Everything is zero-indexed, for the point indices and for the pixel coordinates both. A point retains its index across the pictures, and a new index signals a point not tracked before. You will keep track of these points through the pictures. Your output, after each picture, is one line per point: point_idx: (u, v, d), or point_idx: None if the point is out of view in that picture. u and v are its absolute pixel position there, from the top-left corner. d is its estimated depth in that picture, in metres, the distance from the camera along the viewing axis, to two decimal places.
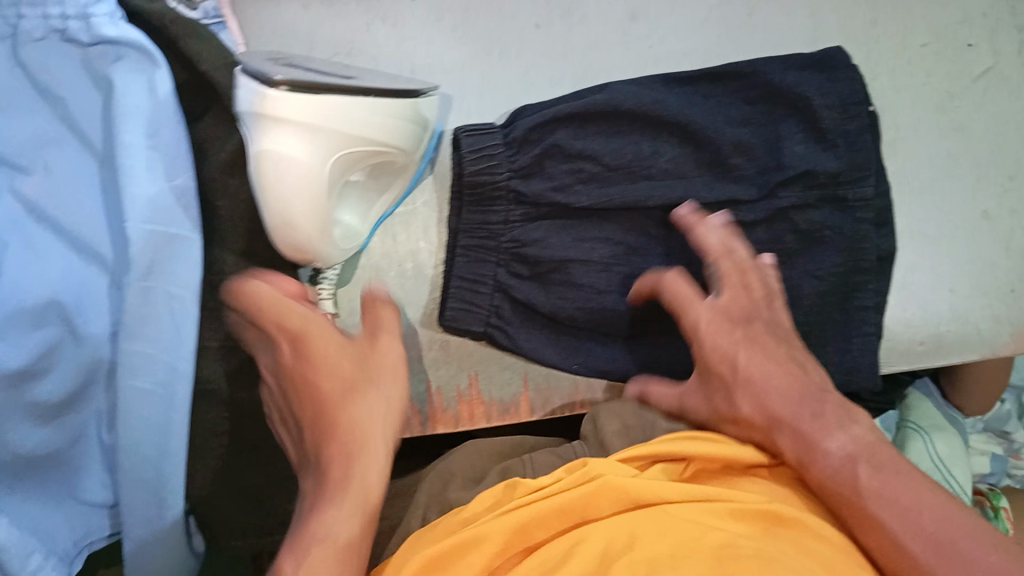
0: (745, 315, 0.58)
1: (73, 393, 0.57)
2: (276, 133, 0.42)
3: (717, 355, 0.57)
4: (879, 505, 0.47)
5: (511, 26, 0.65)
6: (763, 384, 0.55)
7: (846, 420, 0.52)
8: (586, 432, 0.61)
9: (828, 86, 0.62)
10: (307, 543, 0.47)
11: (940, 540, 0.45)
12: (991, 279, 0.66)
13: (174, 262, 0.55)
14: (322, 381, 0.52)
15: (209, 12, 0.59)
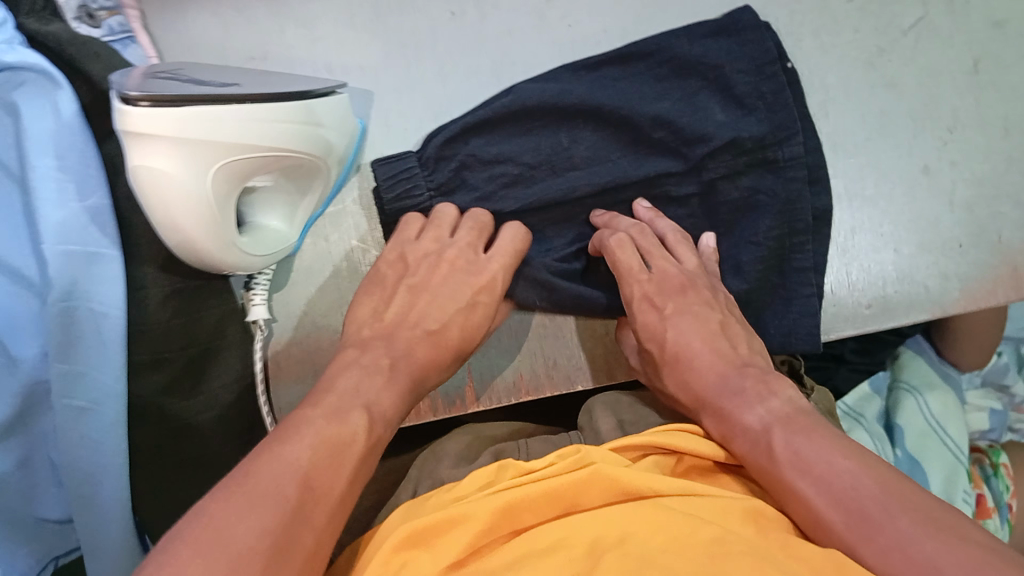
0: (677, 288, 0.59)
1: (14, 419, 0.57)
2: (140, 151, 0.42)
3: (648, 335, 0.58)
4: (796, 474, 0.46)
5: (424, 18, 0.64)
6: (693, 358, 0.56)
7: (767, 395, 0.52)
8: (586, 424, 0.62)
9: (739, 50, 0.62)
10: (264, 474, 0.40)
11: (853, 503, 0.43)
12: (937, 235, 0.65)
13: (97, 280, 0.55)
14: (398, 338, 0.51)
15: (115, 29, 0.60)
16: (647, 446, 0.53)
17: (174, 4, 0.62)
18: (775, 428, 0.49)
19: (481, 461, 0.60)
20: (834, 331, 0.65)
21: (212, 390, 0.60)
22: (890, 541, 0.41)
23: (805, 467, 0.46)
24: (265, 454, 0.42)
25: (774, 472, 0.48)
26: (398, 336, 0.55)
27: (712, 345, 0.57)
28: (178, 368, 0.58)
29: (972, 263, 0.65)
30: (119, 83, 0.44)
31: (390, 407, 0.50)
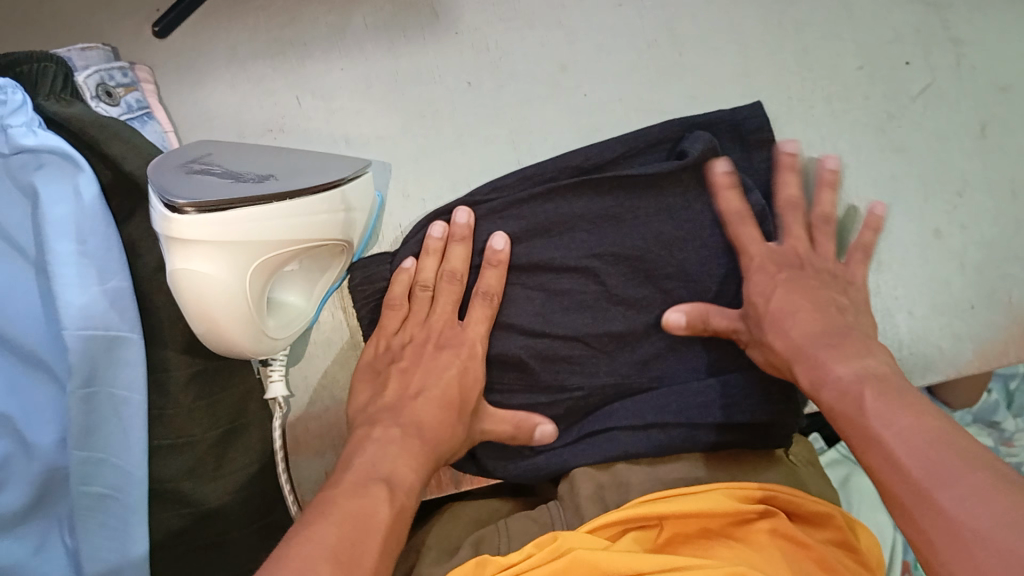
0: (797, 264, 0.59)
1: (31, 503, 0.57)
2: (186, 257, 0.42)
3: (757, 291, 0.57)
4: (880, 421, 0.44)
5: (442, 87, 0.65)
6: (791, 316, 0.55)
7: (862, 354, 0.50)
8: (563, 493, 0.59)
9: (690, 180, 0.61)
10: (326, 509, 0.46)
11: (919, 480, 0.40)
12: (948, 298, 0.66)
13: (117, 365, 0.54)
14: (419, 412, 0.56)
15: (133, 105, 0.59)
16: (623, 521, 0.55)
17: (190, 80, 0.64)
18: (868, 379, 0.47)
19: (462, 554, 0.57)
20: None
21: (233, 473, 0.59)
22: (898, 436, 0.43)
23: (870, 425, 0.45)
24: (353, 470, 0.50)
25: (857, 421, 0.46)
26: (404, 407, 0.56)
27: (819, 312, 0.55)
28: (200, 453, 0.57)
29: (985, 323, 0.65)
30: (152, 178, 0.44)
31: (410, 475, 0.52)
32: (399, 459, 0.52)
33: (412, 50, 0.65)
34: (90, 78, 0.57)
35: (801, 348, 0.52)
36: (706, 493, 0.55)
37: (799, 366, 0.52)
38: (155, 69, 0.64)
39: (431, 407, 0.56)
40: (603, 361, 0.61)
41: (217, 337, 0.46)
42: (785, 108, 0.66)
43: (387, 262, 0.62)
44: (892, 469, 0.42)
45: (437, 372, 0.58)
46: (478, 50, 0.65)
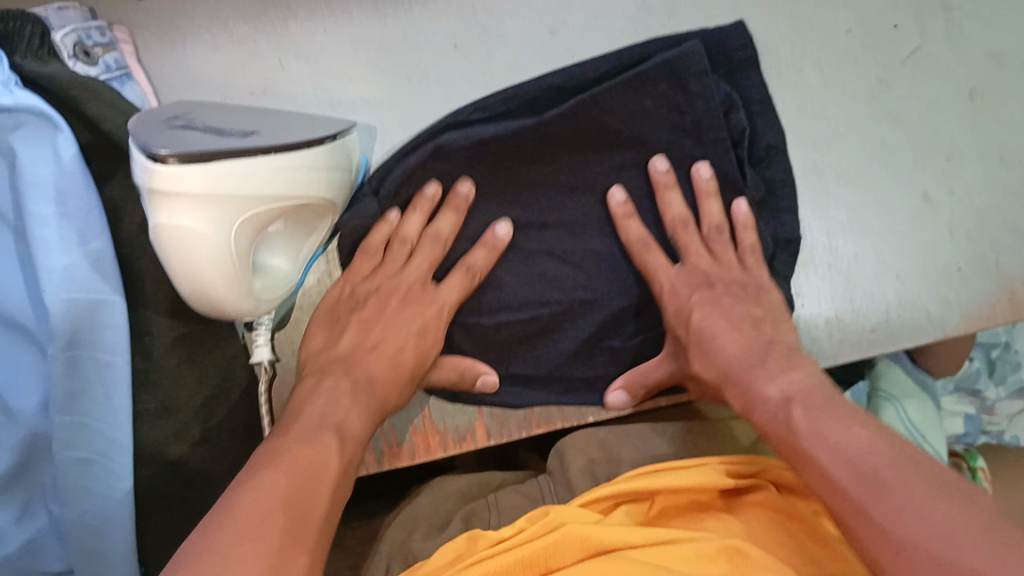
0: (705, 283, 0.60)
1: (13, 471, 0.56)
2: (169, 210, 0.41)
3: (677, 319, 0.60)
4: (813, 443, 0.47)
5: (427, 49, 0.64)
6: (716, 341, 0.57)
7: (788, 368, 0.53)
8: (555, 468, 0.64)
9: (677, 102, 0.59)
10: (273, 452, 0.47)
11: (869, 474, 0.44)
12: (937, 263, 0.66)
13: (101, 330, 0.53)
14: (369, 366, 0.57)
15: (112, 66, 0.58)
16: (616, 496, 0.56)
17: (169, 40, 0.63)
18: (794, 401, 0.50)
19: (453, 526, 0.62)
20: (840, 357, 0.66)
21: (218, 436, 0.59)
22: (834, 452, 0.46)
23: (821, 437, 0.47)
24: (317, 414, 0.51)
25: (790, 444, 0.49)
26: (356, 362, 0.57)
27: (738, 329, 0.57)
28: (187, 418, 0.57)
29: (972, 289, 0.66)
30: (134, 130, 0.43)
31: (360, 428, 0.52)
32: (355, 416, 0.53)
33: (393, 10, 0.63)
34: (67, 37, 0.56)
35: (724, 372, 0.56)
36: (698, 469, 0.57)
37: (732, 391, 0.55)
38: (133, 29, 0.62)
39: (381, 364, 0.57)
40: (582, 275, 0.63)
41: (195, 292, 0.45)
42: (775, 70, 0.66)
43: (375, 197, 0.59)
44: (824, 479, 0.46)
45: (400, 340, 0.59)
46: (460, 10, 0.64)
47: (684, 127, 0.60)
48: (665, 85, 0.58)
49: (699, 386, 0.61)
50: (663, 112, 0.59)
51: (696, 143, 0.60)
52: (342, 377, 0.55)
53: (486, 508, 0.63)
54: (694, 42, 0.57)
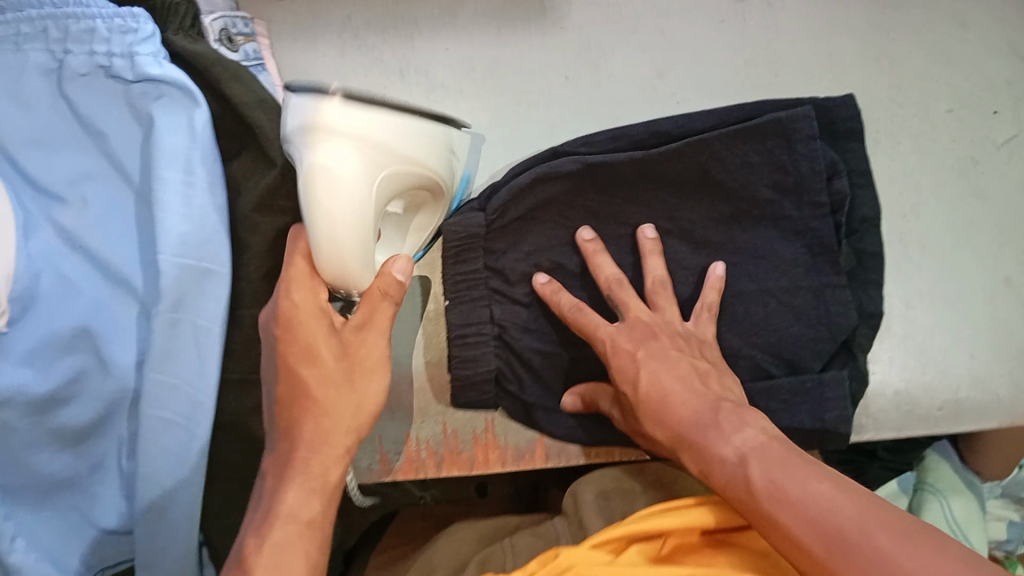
0: (648, 335, 0.57)
1: (96, 422, 0.59)
2: (324, 147, 0.45)
3: (624, 379, 0.56)
4: (779, 505, 0.43)
5: (541, 79, 0.67)
6: (667, 398, 0.53)
7: (743, 423, 0.49)
8: (569, 509, 0.66)
9: (780, 159, 0.60)
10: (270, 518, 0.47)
11: (838, 532, 0.40)
12: (1010, 345, 0.66)
13: (203, 296, 0.56)
14: (305, 375, 0.49)
15: (249, 55, 0.61)
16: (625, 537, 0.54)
17: (302, 40, 0.66)
18: (749, 457, 0.47)
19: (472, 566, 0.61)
20: (905, 430, 0.65)
21: None
22: (796, 513, 0.42)
23: (781, 496, 0.43)
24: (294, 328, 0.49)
25: (750, 509, 0.45)
26: (297, 378, 0.49)
27: (688, 385, 0.54)
28: None
29: None
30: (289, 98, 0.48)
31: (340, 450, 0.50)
32: (328, 456, 0.49)
33: (517, 37, 0.67)
34: (215, 22, 0.60)
35: (679, 434, 0.52)
36: (706, 505, 0.55)
37: (688, 455, 0.51)
38: (270, 24, 0.66)
39: (314, 414, 0.49)
40: None
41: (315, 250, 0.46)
42: (873, 140, 0.67)
43: (482, 213, 0.62)
44: (794, 546, 0.42)
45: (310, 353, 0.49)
46: (577, 47, 0.67)
47: (788, 188, 0.60)
48: (772, 141, 0.60)
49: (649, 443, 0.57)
50: (766, 166, 0.60)
51: (795, 205, 0.61)
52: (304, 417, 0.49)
53: (502, 553, 0.63)
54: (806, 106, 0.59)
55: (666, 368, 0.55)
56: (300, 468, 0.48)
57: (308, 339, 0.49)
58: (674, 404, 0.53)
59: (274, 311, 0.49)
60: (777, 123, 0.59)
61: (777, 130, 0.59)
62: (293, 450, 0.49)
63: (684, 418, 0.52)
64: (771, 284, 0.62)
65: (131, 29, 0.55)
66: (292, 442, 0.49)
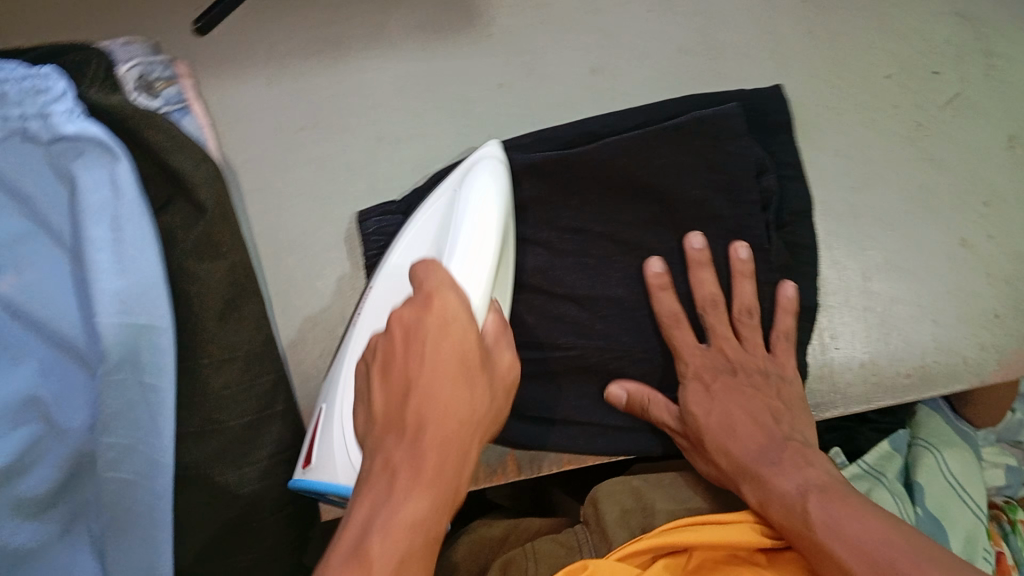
0: (729, 371, 0.63)
1: (57, 488, 0.58)
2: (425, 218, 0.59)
3: (697, 406, 0.61)
4: (830, 535, 0.52)
5: (474, 88, 0.65)
6: (739, 438, 0.60)
7: (805, 464, 0.57)
8: (591, 518, 0.65)
9: (709, 155, 0.61)
10: (382, 483, 0.43)
11: (872, 558, 0.50)
12: (975, 307, 0.65)
13: (149, 352, 0.55)
14: (441, 378, 0.44)
15: (172, 99, 0.60)
16: (653, 550, 0.57)
17: (229, 75, 0.64)
18: (812, 492, 0.55)
19: None
20: (873, 400, 0.64)
21: (259, 460, 0.59)
22: (849, 543, 0.51)
23: (838, 531, 0.52)
24: (421, 332, 0.45)
25: (805, 537, 0.54)
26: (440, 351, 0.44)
27: (762, 426, 0.60)
28: (226, 440, 0.57)
29: (1011, 336, 0.65)
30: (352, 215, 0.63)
31: (469, 459, 0.45)
32: (462, 447, 0.44)
33: (445, 51, 0.66)
34: (132, 70, 0.59)
35: (744, 467, 0.59)
36: (733, 525, 0.57)
37: (745, 485, 0.58)
38: (194, 64, 0.64)
39: (451, 391, 0.44)
40: (599, 321, 0.63)
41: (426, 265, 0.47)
42: (815, 114, 0.66)
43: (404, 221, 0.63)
44: (839, 572, 0.51)
45: (450, 351, 0.45)
46: (507, 52, 0.66)
47: (720, 187, 0.61)
48: (698, 139, 0.60)
49: (715, 471, 0.61)
50: (693, 168, 0.61)
51: (727, 203, 0.62)
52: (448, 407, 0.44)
53: (522, 558, 0.63)
54: (733, 104, 0.60)
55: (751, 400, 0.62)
56: (422, 465, 0.43)
57: (456, 346, 0.45)
58: (736, 439, 0.60)
59: (410, 305, 0.46)
60: (700, 120, 0.60)
61: (699, 126, 0.60)
62: (418, 444, 0.43)
63: (751, 455, 0.59)
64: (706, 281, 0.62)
65: (43, 88, 0.53)
66: (411, 430, 0.43)
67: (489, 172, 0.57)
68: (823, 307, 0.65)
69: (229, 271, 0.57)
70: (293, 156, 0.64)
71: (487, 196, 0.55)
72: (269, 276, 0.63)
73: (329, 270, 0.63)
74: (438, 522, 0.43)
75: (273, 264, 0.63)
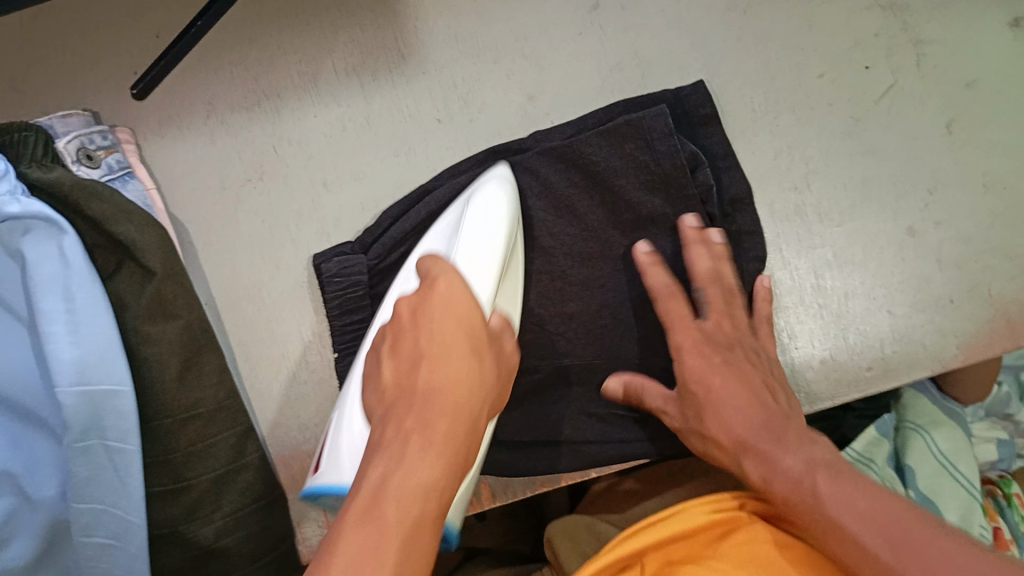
0: (723, 343, 0.61)
1: (37, 556, 0.59)
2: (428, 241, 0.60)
3: (693, 377, 0.59)
4: (845, 515, 0.48)
5: (413, 125, 0.67)
6: (734, 408, 0.57)
7: (807, 442, 0.55)
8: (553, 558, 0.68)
9: (640, 157, 0.62)
10: (387, 450, 0.41)
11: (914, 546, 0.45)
12: (930, 293, 0.66)
13: (111, 417, 0.55)
14: (433, 320, 0.46)
15: (113, 167, 0.61)
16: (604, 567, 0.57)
17: (171, 135, 0.66)
18: (818, 469, 0.51)
19: None
20: (838, 396, 0.65)
21: (229, 513, 0.60)
22: (867, 526, 0.47)
23: (860, 514, 0.48)
24: (426, 306, 0.47)
25: (820, 514, 0.49)
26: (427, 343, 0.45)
27: (758, 399, 0.58)
28: (195, 497, 0.58)
29: (968, 318, 0.66)
30: (317, 254, 0.64)
31: (467, 449, 0.44)
32: (461, 396, 0.44)
33: (382, 90, 0.67)
34: (70, 142, 0.59)
35: (745, 441, 0.56)
36: (670, 518, 0.59)
37: (749, 461, 0.55)
38: (137, 129, 0.65)
39: (454, 365, 0.44)
40: (557, 339, 0.64)
41: (432, 259, 0.50)
42: (751, 119, 0.67)
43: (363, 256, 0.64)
44: (865, 559, 0.47)
45: (441, 326, 0.46)
46: (443, 87, 0.67)
47: (654, 185, 0.63)
48: (631, 143, 0.62)
49: (701, 443, 0.59)
50: (631, 169, 0.62)
51: (666, 202, 0.63)
52: (448, 375, 0.44)
53: None
54: (661, 105, 0.62)
55: (735, 376, 0.59)
56: (433, 431, 0.42)
57: (456, 311, 0.47)
58: (728, 412, 0.57)
59: (416, 292, 0.49)
60: (632, 122, 0.62)
61: (631, 130, 0.62)
62: (429, 407, 0.43)
63: (749, 431, 0.56)
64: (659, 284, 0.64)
65: None
66: (422, 399, 0.43)
67: (499, 181, 0.60)
68: (779, 308, 0.66)
69: (184, 330, 0.58)
70: (242, 206, 0.65)
71: (498, 195, 0.58)
72: (228, 328, 0.64)
73: (287, 317, 0.65)
74: (450, 489, 0.42)
75: (232, 314, 0.65)
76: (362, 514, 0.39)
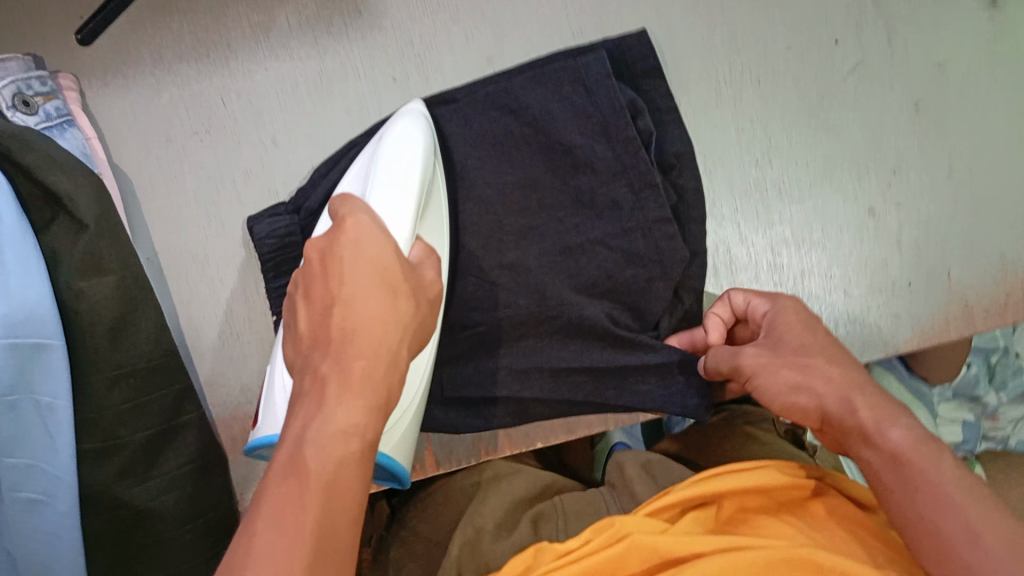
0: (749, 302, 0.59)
1: None
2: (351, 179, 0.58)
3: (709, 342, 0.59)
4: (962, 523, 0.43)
5: (367, 84, 0.65)
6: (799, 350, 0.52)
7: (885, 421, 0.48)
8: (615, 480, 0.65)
9: (580, 104, 0.62)
10: (308, 398, 0.40)
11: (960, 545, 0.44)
12: (886, 277, 0.65)
13: (41, 372, 0.53)
14: (344, 257, 0.43)
15: (51, 114, 0.59)
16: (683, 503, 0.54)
17: (115, 84, 0.63)
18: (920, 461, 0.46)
19: (521, 532, 0.59)
20: None
21: (164, 473, 0.60)
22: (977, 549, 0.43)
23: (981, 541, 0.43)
24: (338, 246, 0.43)
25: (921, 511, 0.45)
26: (339, 281, 0.43)
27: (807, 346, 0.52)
28: (127, 456, 0.58)
29: (920, 302, 0.65)
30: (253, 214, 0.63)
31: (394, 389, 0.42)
32: (384, 336, 0.42)
33: (336, 46, 0.65)
34: (5, 88, 0.57)
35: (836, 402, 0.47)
36: (760, 468, 0.55)
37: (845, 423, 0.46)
38: (78, 75, 0.63)
39: (372, 304, 0.42)
40: (499, 292, 0.61)
41: (344, 200, 0.46)
42: (714, 91, 0.66)
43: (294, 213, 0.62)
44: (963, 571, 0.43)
45: (354, 262, 0.43)
46: (397, 45, 0.65)
47: (594, 130, 0.62)
48: (568, 90, 0.62)
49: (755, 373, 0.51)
50: (570, 111, 0.62)
51: (608, 146, 0.62)
52: (368, 315, 0.42)
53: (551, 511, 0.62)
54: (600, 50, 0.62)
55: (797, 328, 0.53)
56: (352, 374, 0.40)
57: (371, 251, 0.43)
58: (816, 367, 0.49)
59: (324, 236, 0.45)
60: (570, 68, 0.62)
61: (570, 71, 0.62)
62: (348, 349, 0.41)
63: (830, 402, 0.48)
64: (599, 233, 0.62)
65: None
66: (339, 344, 0.41)
67: (415, 116, 0.58)
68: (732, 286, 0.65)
69: (117, 285, 0.57)
70: (187, 161, 0.64)
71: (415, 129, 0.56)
72: (169, 286, 0.63)
73: (230, 276, 0.64)
74: (375, 430, 0.41)
75: (175, 273, 0.64)
76: (285, 470, 0.38)
